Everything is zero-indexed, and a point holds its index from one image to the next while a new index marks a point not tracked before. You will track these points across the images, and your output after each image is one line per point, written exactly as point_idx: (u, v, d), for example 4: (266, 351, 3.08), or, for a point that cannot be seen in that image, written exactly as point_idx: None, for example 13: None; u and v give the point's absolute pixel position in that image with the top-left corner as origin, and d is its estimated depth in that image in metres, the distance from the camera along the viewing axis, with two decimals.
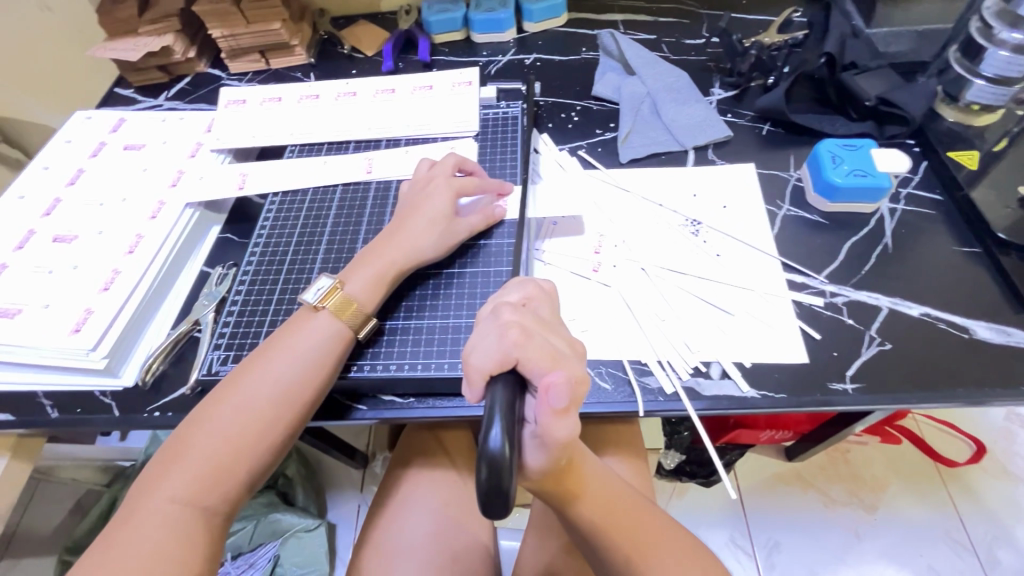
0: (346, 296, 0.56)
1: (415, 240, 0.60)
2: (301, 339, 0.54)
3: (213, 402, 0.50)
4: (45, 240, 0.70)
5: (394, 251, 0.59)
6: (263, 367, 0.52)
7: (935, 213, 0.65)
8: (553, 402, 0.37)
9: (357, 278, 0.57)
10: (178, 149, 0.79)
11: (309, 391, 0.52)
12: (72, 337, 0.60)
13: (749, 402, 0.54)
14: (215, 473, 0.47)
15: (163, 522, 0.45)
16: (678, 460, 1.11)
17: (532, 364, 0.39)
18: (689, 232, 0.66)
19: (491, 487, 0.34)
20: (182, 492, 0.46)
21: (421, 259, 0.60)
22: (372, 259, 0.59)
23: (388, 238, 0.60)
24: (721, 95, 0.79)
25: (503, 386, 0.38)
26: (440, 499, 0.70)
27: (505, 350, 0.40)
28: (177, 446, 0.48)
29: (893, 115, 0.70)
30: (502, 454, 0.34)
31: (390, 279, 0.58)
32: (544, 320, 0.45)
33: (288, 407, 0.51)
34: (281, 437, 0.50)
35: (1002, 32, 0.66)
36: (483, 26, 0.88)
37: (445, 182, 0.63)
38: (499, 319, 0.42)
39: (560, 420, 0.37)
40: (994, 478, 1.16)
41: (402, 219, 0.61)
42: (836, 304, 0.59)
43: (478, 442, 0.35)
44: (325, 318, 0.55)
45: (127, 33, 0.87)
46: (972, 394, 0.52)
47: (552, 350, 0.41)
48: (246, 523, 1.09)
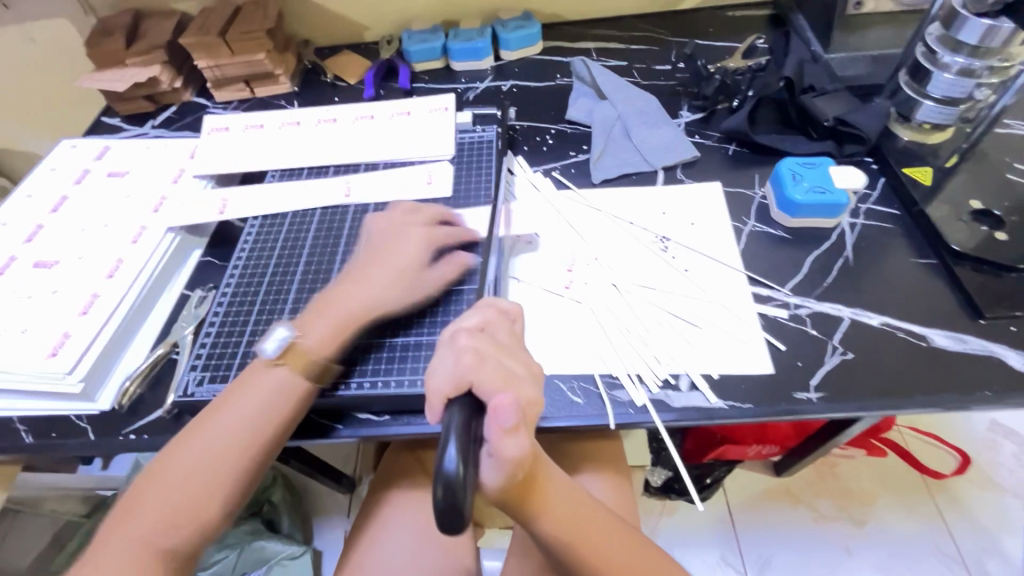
0: (301, 347, 0.56)
1: (379, 292, 0.60)
2: (259, 385, 0.55)
3: (169, 450, 0.51)
4: (27, 266, 0.71)
5: (353, 302, 0.60)
6: (220, 414, 0.53)
7: (892, 226, 0.68)
8: (503, 424, 0.38)
9: (313, 331, 0.57)
10: (162, 175, 0.81)
11: (267, 436, 0.52)
12: (49, 361, 0.61)
13: (717, 412, 0.55)
14: (173, 519, 0.48)
15: (121, 569, 0.45)
16: (665, 477, 1.12)
17: (485, 386, 0.41)
18: (659, 249, 0.68)
19: (448, 510, 0.34)
20: (139, 540, 0.47)
21: (388, 308, 0.60)
22: (330, 309, 0.59)
23: (347, 288, 0.61)
24: (689, 117, 0.82)
25: (460, 401, 0.40)
26: (420, 518, 0.70)
27: (461, 373, 0.41)
28: (136, 496, 0.49)
29: (850, 135, 0.73)
30: (456, 473, 0.34)
31: (346, 331, 0.58)
32: (501, 344, 0.46)
33: (246, 452, 0.51)
34: (240, 480, 0.51)
35: (945, 57, 0.70)
36: (461, 55, 0.92)
37: (425, 230, 0.65)
38: (456, 343, 0.44)
39: (510, 439, 0.39)
40: (979, 489, 1.17)
41: (363, 270, 0.62)
42: (800, 316, 0.61)
43: (434, 462, 0.35)
44: (282, 367, 0.55)
45: (113, 64, 0.89)
46: (932, 400, 0.54)
47: (505, 372, 0.42)
48: (229, 552, 1.05)
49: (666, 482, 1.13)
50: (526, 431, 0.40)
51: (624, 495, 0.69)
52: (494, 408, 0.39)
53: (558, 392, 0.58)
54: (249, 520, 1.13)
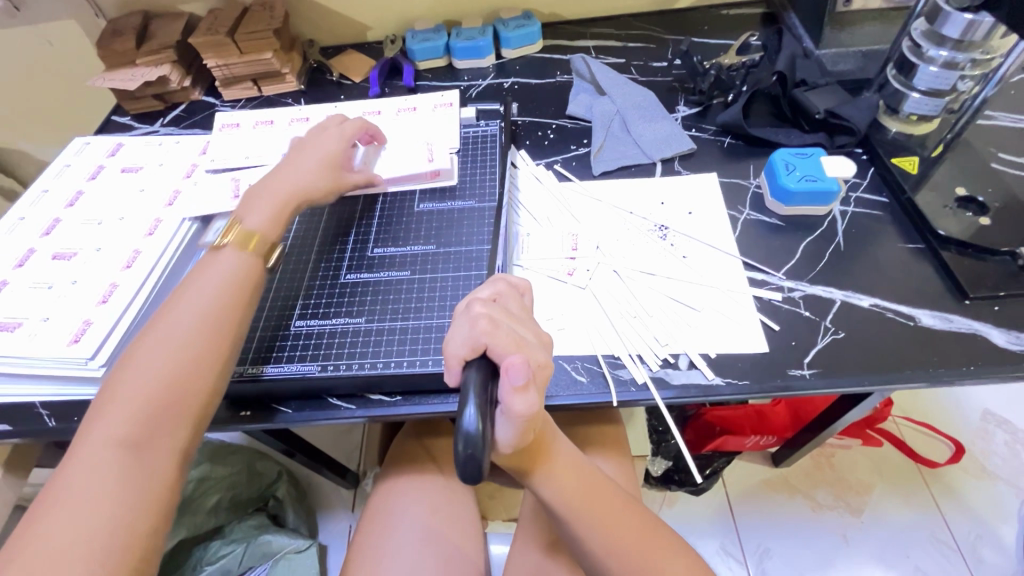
0: (245, 228, 0.62)
1: (302, 174, 0.67)
2: (219, 273, 0.58)
3: (136, 345, 0.52)
4: (45, 257, 0.73)
5: (278, 186, 0.66)
6: (180, 308, 0.55)
7: (882, 214, 0.70)
8: (517, 383, 0.40)
9: (256, 212, 0.63)
10: (174, 170, 0.83)
11: (231, 313, 0.56)
12: (70, 347, 0.63)
13: (715, 389, 0.58)
14: (150, 398, 0.49)
15: (106, 463, 0.45)
16: (666, 467, 1.15)
17: (499, 349, 0.43)
18: (658, 237, 0.71)
19: (468, 462, 0.37)
20: (116, 433, 0.46)
21: (307, 189, 0.67)
22: (263, 194, 0.65)
23: (275, 178, 0.67)
24: (686, 112, 0.85)
25: (478, 367, 0.43)
26: (429, 501, 0.72)
27: (476, 337, 0.44)
28: (104, 396, 0.49)
29: (841, 127, 0.76)
30: (474, 432, 0.37)
31: (288, 208, 0.65)
32: (513, 313, 0.48)
33: (213, 330, 0.54)
34: (213, 364, 0.53)
35: (930, 51, 0.73)
36: (463, 53, 0.94)
37: (337, 129, 0.74)
38: (470, 310, 0.46)
39: (521, 397, 0.40)
40: (972, 477, 1.20)
41: (286, 166, 0.68)
42: (794, 298, 0.64)
43: (454, 421, 0.38)
44: (235, 250, 0.60)
45: (125, 64, 0.92)
46: (920, 376, 0.57)
47: (518, 337, 0.44)
48: (236, 545, 1.07)
49: (667, 472, 1.16)
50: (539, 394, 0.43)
51: (626, 478, 0.71)
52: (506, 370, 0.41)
53: (563, 372, 0.61)
54: (255, 515, 1.14)
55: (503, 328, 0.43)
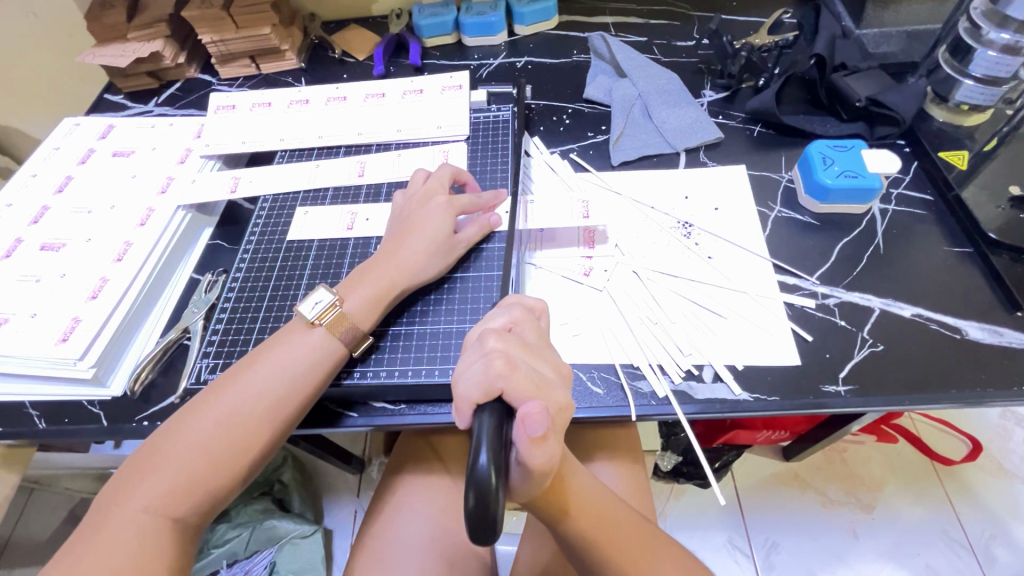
0: (343, 312, 0.55)
1: (415, 259, 0.59)
2: (291, 350, 0.53)
3: (192, 410, 0.50)
4: (33, 248, 0.70)
5: (393, 269, 0.58)
6: (244, 379, 0.51)
7: (925, 213, 0.65)
8: (532, 434, 0.37)
9: (355, 296, 0.56)
10: (168, 154, 0.79)
11: (294, 404, 0.51)
12: (59, 346, 0.60)
13: (741, 405, 0.54)
14: (189, 485, 0.47)
15: (135, 533, 0.44)
16: (675, 462, 1.10)
17: (517, 394, 0.40)
18: (680, 235, 0.66)
19: (479, 515, 0.33)
20: (154, 504, 0.46)
21: (421, 277, 0.59)
22: (372, 273, 0.58)
23: (387, 255, 0.59)
24: (713, 96, 0.79)
25: (491, 408, 0.39)
26: (436, 503, 0.68)
27: (490, 380, 0.40)
28: (151, 456, 0.48)
29: (883, 116, 0.69)
30: (489, 476, 0.33)
31: (389, 298, 0.58)
32: (528, 346, 0.45)
33: (243, 449, 0.49)
34: (255, 453, 0.49)
35: (990, 33, 0.66)
36: (473, 30, 0.88)
37: (444, 199, 0.62)
38: (483, 346, 0.43)
39: (538, 448, 0.38)
40: (990, 476, 1.16)
41: (400, 240, 0.60)
42: (829, 306, 0.59)
43: (466, 467, 0.34)
44: (321, 329, 0.54)
45: (116, 39, 0.86)
46: (964, 395, 0.52)
47: (536, 380, 0.41)
48: (241, 530, 1.07)
49: (676, 466, 1.13)
50: (555, 443, 0.40)
51: (638, 485, 0.67)
52: (523, 418, 0.37)
53: (578, 382, 0.57)
54: (260, 498, 1.13)
55: (520, 369, 0.40)
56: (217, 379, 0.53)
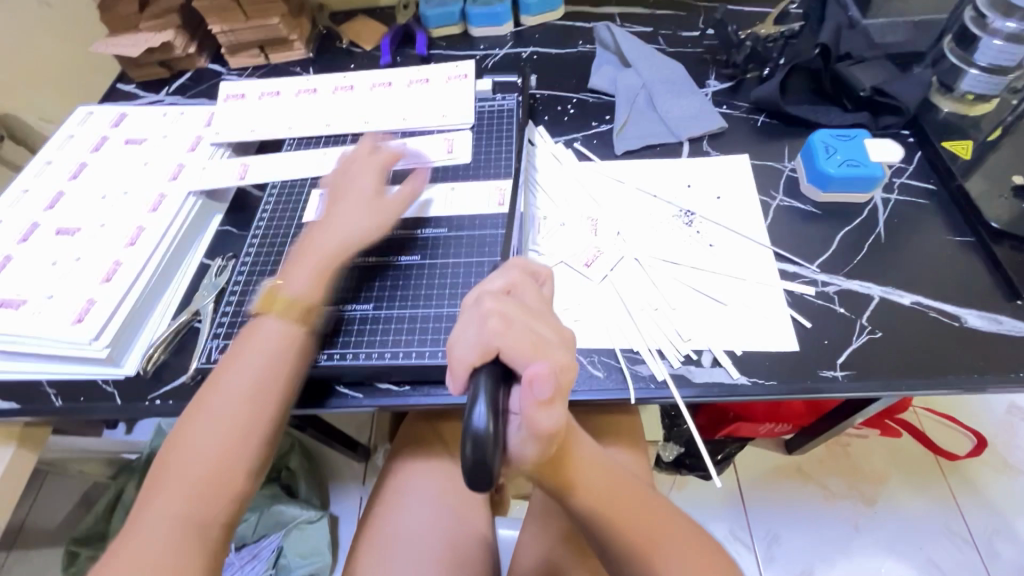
0: (274, 287, 0.58)
1: (343, 225, 0.61)
2: (267, 335, 0.55)
3: (200, 402, 0.52)
4: (49, 233, 0.71)
5: (320, 246, 0.60)
6: (239, 365, 0.54)
7: (928, 203, 0.65)
8: (539, 396, 0.37)
9: (291, 274, 0.59)
10: (178, 143, 0.80)
11: (287, 378, 0.54)
12: (75, 327, 0.62)
13: (739, 389, 0.55)
14: (217, 467, 0.49)
15: (172, 517, 0.46)
16: (677, 452, 1.11)
17: (514, 353, 0.40)
18: (683, 223, 0.67)
19: (475, 464, 0.35)
20: (185, 490, 0.48)
21: (356, 240, 0.61)
22: (303, 252, 0.60)
23: (312, 235, 0.61)
24: (717, 86, 0.79)
25: (487, 372, 0.39)
26: (438, 486, 0.69)
27: (487, 340, 0.41)
28: (172, 451, 0.50)
29: (888, 106, 0.70)
30: (486, 434, 0.35)
31: (331, 267, 0.59)
32: (528, 308, 0.44)
33: (254, 429, 0.51)
34: (265, 430, 0.52)
35: (996, 22, 0.68)
36: (480, 20, 0.89)
37: (357, 173, 0.65)
38: (481, 308, 0.43)
39: (545, 412, 0.38)
40: (994, 471, 1.16)
41: (326, 219, 0.63)
42: (828, 293, 0.60)
43: (463, 420, 0.36)
44: (272, 311, 0.56)
45: (129, 29, 0.88)
46: (961, 381, 0.53)
47: (536, 336, 0.41)
48: (249, 514, 1.09)
49: (678, 457, 1.13)
50: (560, 402, 0.39)
51: (642, 473, 0.68)
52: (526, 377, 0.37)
53: (579, 366, 0.58)
54: (267, 484, 1.14)
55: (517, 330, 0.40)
56: (200, 388, 0.54)
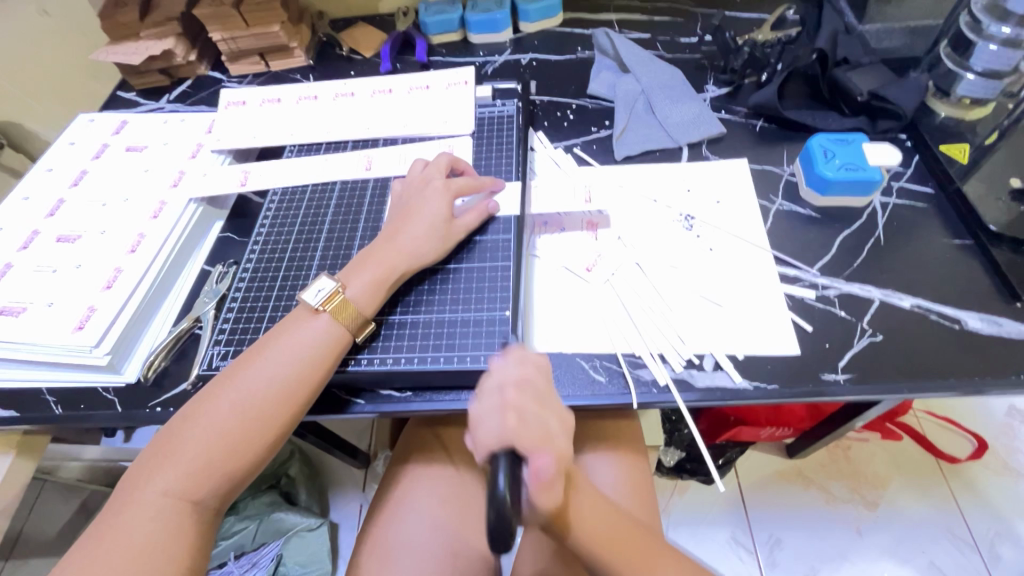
0: (347, 298, 0.57)
1: (415, 242, 0.61)
2: (303, 340, 0.55)
3: (207, 397, 0.51)
4: (50, 240, 0.71)
5: (393, 256, 0.60)
6: (256, 367, 0.53)
7: (926, 206, 0.66)
8: (551, 478, 0.40)
9: (357, 282, 0.58)
10: (179, 149, 0.80)
11: (302, 390, 0.53)
12: (75, 334, 0.61)
13: (742, 393, 0.55)
14: (209, 470, 0.48)
15: (155, 515, 0.46)
16: (678, 457, 1.11)
17: (531, 441, 0.42)
18: (683, 227, 0.67)
19: (498, 532, 0.36)
20: (173, 488, 0.47)
21: (422, 261, 0.61)
22: (374, 259, 0.60)
23: (386, 242, 0.61)
24: (715, 92, 0.80)
25: (507, 449, 0.41)
26: (439, 492, 0.69)
27: (505, 431, 0.42)
28: (169, 441, 0.49)
29: (884, 110, 0.70)
30: (507, 505, 0.36)
31: (392, 281, 0.59)
32: (543, 398, 0.46)
33: (254, 436, 0.50)
34: (266, 440, 0.51)
35: (991, 27, 0.68)
36: (479, 27, 0.89)
37: (442, 183, 0.64)
38: (500, 398, 0.44)
39: (558, 492, 0.40)
40: (995, 474, 1.16)
41: (399, 225, 0.62)
42: (828, 296, 0.60)
43: (486, 492, 0.37)
44: (325, 316, 0.56)
45: (130, 37, 0.88)
46: (962, 384, 0.53)
47: (549, 427, 0.44)
48: (249, 522, 1.08)
49: (679, 462, 1.13)
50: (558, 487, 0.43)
51: (642, 479, 0.68)
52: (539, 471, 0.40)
53: (581, 370, 0.58)
54: (267, 491, 1.14)
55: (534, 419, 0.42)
56: (226, 368, 0.54)
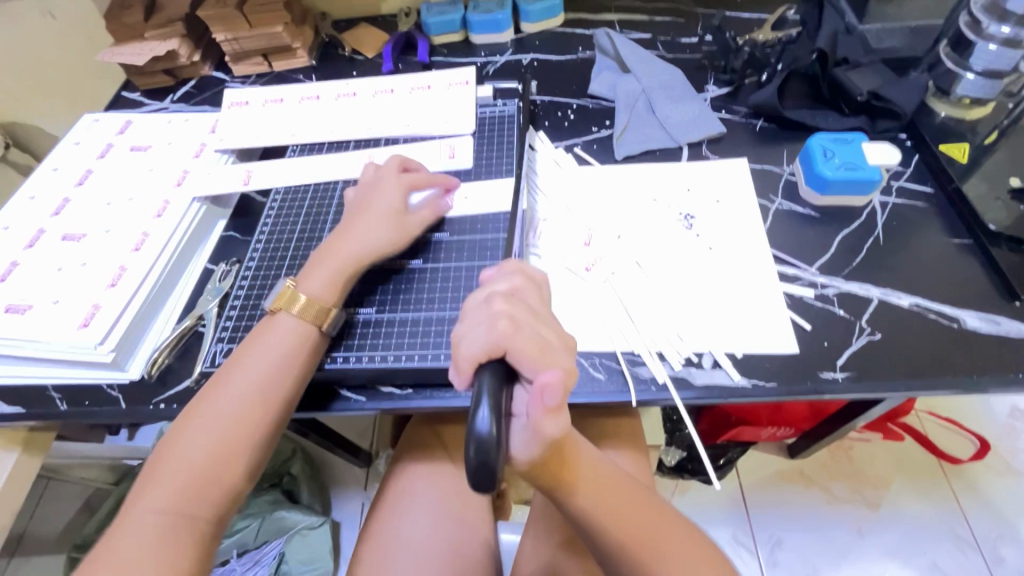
0: (306, 295, 0.58)
1: (369, 235, 0.61)
2: (276, 342, 0.56)
3: (190, 413, 0.52)
4: (55, 238, 0.72)
5: (347, 250, 0.60)
6: (235, 374, 0.54)
7: (926, 205, 0.66)
8: (544, 400, 0.38)
9: (312, 278, 0.59)
10: (183, 149, 0.81)
11: (285, 388, 0.54)
12: (80, 331, 0.62)
13: (740, 391, 0.55)
14: (205, 477, 0.49)
15: (156, 526, 0.46)
16: (679, 456, 1.11)
17: (521, 355, 0.40)
18: (683, 226, 0.67)
19: (480, 465, 0.35)
20: (170, 499, 0.47)
21: (378, 251, 0.61)
22: (326, 256, 0.60)
23: (338, 238, 0.62)
24: (715, 92, 0.80)
25: (493, 371, 0.39)
26: (440, 490, 0.69)
27: (495, 340, 0.40)
28: (157, 462, 0.50)
29: (885, 110, 0.70)
30: (490, 436, 0.35)
31: (347, 275, 0.60)
32: (537, 312, 0.45)
33: (244, 438, 0.51)
34: (255, 440, 0.52)
35: (991, 27, 0.68)
36: (481, 27, 0.90)
37: (394, 178, 0.65)
38: (489, 309, 0.43)
39: (550, 418, 0.39)
40: (997, 475, 1.16)
41: (350, 221, 0.63)
42: (828, 295, 0.60)
43: (467, 422, 0.36)
44: (290, 314, 0.57)
45: (134, 38, 0.89)
46: (961, 383, 0.53)
47: (542, 340, 0.42)
48: (252, 520, 1.09)
49: (680, 461, 1.13)
50: (560, 412, 0.40)
51: (643, 477, 0.68)
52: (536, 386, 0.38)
53: (580, 368, 0.58)
54: (269, 490, 1.14)
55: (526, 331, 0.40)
56: (205, 384, 0.55)
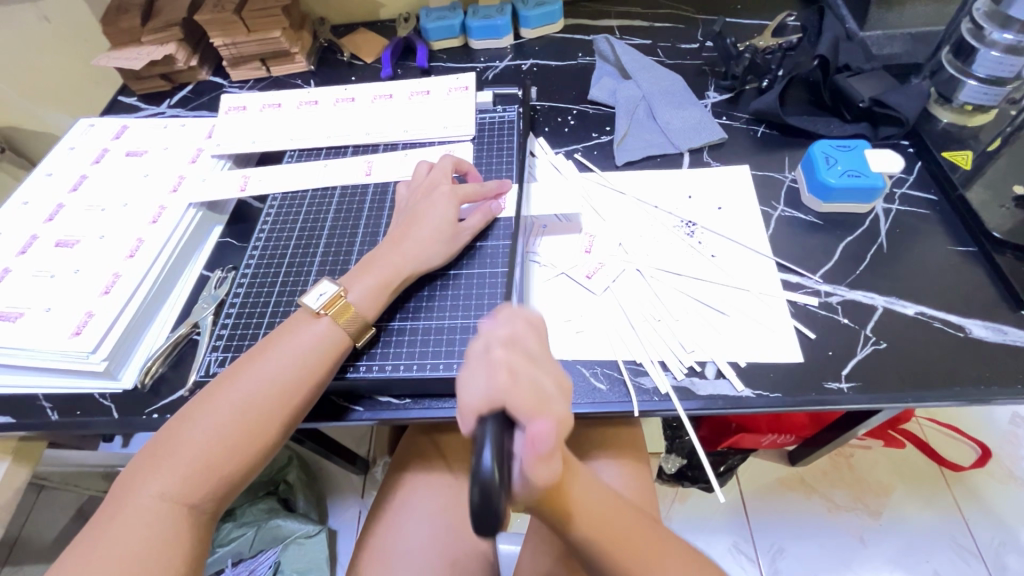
0: (347, 302, 0.56)
1: (419, 246, 0.60)
2: (303, 341, 0.54)
3: (204, 400, 0.51)
4: (48, 245, 0.71)
5: (399, 260, 0.60)
6: (255, 368, 0.52)
7: (929, 212, 0.65)
8: (539, 450, 0.37)
9: (359, 286, 0.58)
10: (179, 154, 0.80)
11: (302, 390, 0.52)
12: (72, 340, 0.61)
13: (744, 401, 0.54)
14: (206, 472, 0.48)
15: (150, 518, 0.45)
16: (679, 464, 1.10)
17: (522, 406, 0.38)
18: (684, 233, 0.67)
19: (483, 512, 0.33)
20: (170, 490, 0.46)
21: (425, 265, 0.60)
22: (376, 264, 0.59)
23: (390, 246, 0.61)
24: (716, 98, 0.79)
25: (494, 417, 0.37)
26: (438, 501, 0.68)
27: (494, 391, 0.38)
28: (165, 443, 0.49)
29: (886, 116, 0.70)
30: (494, 484, 0.33)
31: (392, 287, 0.59)
32: (535, 354, 0.43)
33: (251, 438, 0.50)
34: (262, 440, 0.50)
35: (993, 33, 0.68)
36: (480, 33, 0.89)
37: (448, 188, 0.64)
38: (489, 355, 0.40)
39: (542, 465, 0.39)
40: (999, 482, 1.15)
41: (404, 229, 0.62)
42: (831, 303, 0.59)
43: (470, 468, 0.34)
44: (326, 319, 0.56)
45: (131, 42, 0.88)
46: (968, 393, 0.52)
47: (541, 390, 0.40)
48: (247, 529, 1.07)
49: (680, 469, 1.12)
50: (553, 459, 0.40)
51: (644, 487, 0.67)
52: (532, 437, 0.37)
53: (581, 378, 0.57)
54: (265, 498, 1.13)
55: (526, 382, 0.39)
56: (224, 370, 0.54)
